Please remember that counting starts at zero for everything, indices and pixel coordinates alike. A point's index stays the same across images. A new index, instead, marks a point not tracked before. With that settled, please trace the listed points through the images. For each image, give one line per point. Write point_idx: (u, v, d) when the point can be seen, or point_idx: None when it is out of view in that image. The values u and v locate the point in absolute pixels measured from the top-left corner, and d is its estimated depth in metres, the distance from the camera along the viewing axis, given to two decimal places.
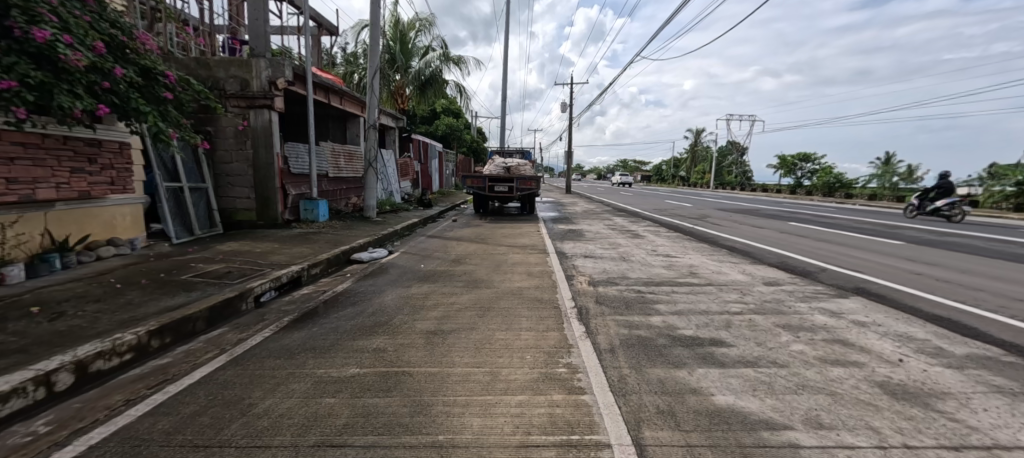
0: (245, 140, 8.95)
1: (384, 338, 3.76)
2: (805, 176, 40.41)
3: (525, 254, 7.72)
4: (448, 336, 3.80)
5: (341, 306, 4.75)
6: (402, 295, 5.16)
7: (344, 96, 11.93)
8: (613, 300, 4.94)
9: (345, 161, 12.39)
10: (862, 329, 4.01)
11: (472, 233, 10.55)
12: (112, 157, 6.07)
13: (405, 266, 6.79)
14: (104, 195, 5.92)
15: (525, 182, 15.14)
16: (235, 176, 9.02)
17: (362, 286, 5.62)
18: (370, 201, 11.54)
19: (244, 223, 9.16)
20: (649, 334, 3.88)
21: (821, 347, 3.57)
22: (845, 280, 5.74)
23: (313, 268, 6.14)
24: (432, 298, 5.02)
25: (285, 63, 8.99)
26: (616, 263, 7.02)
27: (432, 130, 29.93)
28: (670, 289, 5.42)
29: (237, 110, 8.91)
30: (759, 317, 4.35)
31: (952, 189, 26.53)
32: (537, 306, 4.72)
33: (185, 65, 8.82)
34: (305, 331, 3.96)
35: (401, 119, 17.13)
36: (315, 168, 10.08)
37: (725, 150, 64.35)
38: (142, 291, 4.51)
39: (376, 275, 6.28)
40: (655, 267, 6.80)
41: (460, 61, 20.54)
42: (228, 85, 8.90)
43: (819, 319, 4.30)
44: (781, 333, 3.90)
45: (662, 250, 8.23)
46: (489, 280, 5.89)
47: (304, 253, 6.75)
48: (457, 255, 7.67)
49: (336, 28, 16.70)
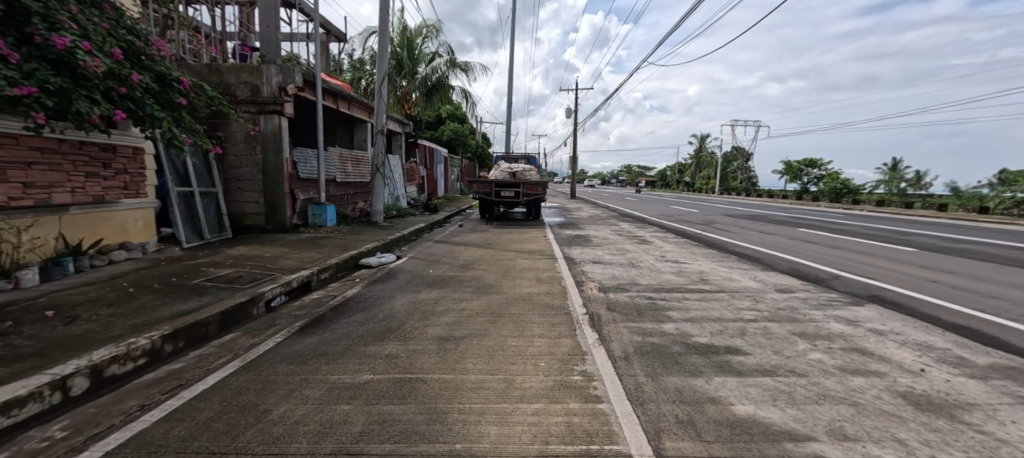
0: (255, 145, 9.02)
1: (397, 344, 3.74)
2: (812, 182, 40.21)
3: (533, 260, 7.69)
4: (460, 342, 3.78)
5: (351, 311, 4.75)
6: (412, 301, 5.14)
7: (352, 101, 12.01)
8: (624, 307, 4.89)
9: (353, 166, 12.46)
10: (880, 338, 3.96)
11: (479, 238, 10.53)
12: (126, 162, 6.11)
13: (414, 271, 6.79)
14: (117, 199, 5.96)
15: (531, 187, 15.17)
16: (244, 180, 9.07)
17: (372, 291, 5.61)
18: (378, 206, 11.57)
19: (252, 227, 9.20)
20: (663, 341, 3.83)
21: (839, 356, 3.53)
22: (859, 288, 5.67)
23: (322, 273, 6.14)
24: (441, 304, 5.00)
25: (295, 69, 9.02)
26: (625, 269, 6.98)
27: (437, 135, 30.06)
28: (682, 296, 5.38)
29: (248, 115, 9.00)
30: (773, 325, 4.29)
31: (960, 196, 26.39)
32: (549, 312, 4.68)
33: (197, 71, 8.90)
34: (317, 336, 3.95)
35: (408, 124, 17.19)
36: (323, 173, 10.11)
37: (730, 156, 64.34)
38: (154, 295, 4.52)
39: (385, 280, 6.28)
40: (665, 273, 6.76)
41: (467, 66, 20.66)
42: (239, 90, 8.98)
43: (835, 327, 4.25)
44: (798, 341, 3.85)
45: (671, 256, 8.19)
46: (499, 286, 5.86)
47: (314, 258, 6.76)
48: (465, 260, 7.66)
49: (344, 34, 16.83)
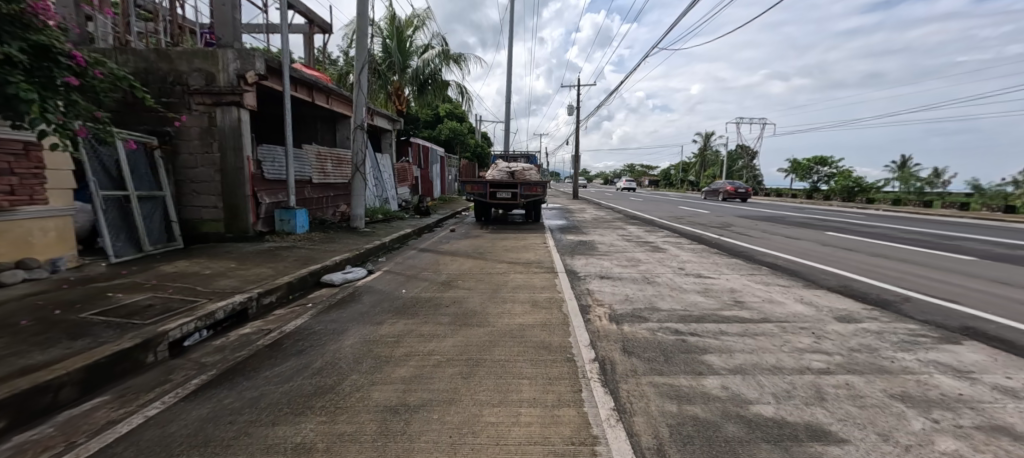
0: (211, 141, 7.89)
1: (320, 422, 2.53)
2: (822, 180, 38.87)
3: (529, 275, 6.48)
4: (413, 419, 2.57)
5: (283, 355, 3.55)
6: (368, 338, 3.95)
7: (329, 94, 10.88)
8: (646, 349, 3.69)
9: (333, 166, 11.31)
10: (1022, 405, 2.75)
11: (470, 246, 9.34)
12: (14, 159, 4.95)
13: (385, 291, 5.61)
14: (6, 206, 4.84)
15: (531, 188, 13.92)
16: (200, 182, 7.94)
17: (323, 321, 4.42)
18: (358, 210, 10.39)
19: (210, 236, 8.03)
20: (709, 413, 2.64)
21: (986, 445, 2.33)
22: (943, 317, 4.46)
23: (266, 297, 4.96)
24: (404, 343, 3.80)
25: (255, 54, 7.89)
26: (639, 287, 5.77)
27: (434, 135, 28.93)
28: (719, 329, 4.17)
29: (202, 108, 7.84)
30: (859, 382, 3.08)
31: (983, 193, 25.08)
32: (544, 358, 3.48)
33: (145, 57, 7.78)
34: (212, 406, 2.74)
35: (398, 122, 15.92)
36: (292, 173, 8.93)
37: (736, 155, 63.07)
38: (12, 338, 3.35)
39: (345, 304, 5.08)
40: (689, 292, 5.54)
41: (461, 59, 19.44)
42: (192, 79, 7.83)
43: (946, 385, 3.04)
44: (906, 414, 2.65)
45: (692, 269, 6.98)
46: (483, 313, 4.66)
47: (263, 276, 5.58)
48: (448, 275, 6.47)
49: (329, 25, 15.66)
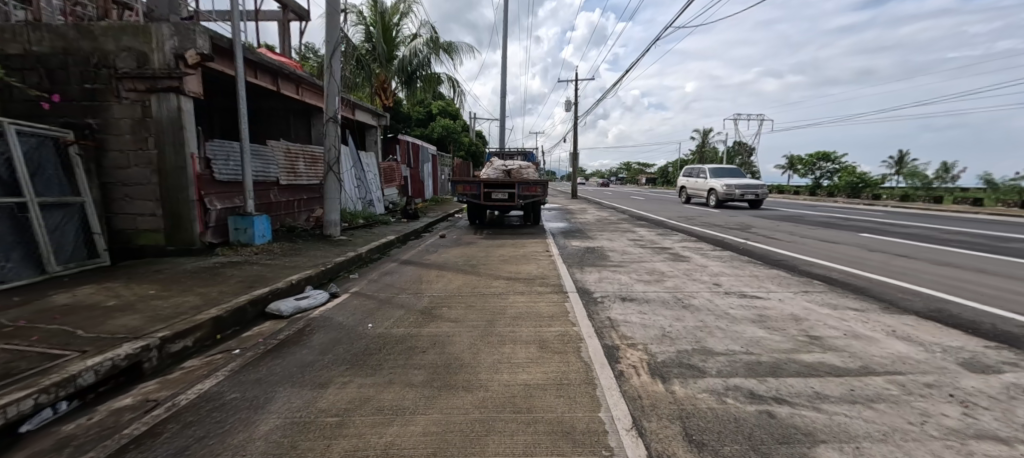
0: (145, 136, 6.53)
1: None
2: (825, 176, 37.88)
3: (531, 296, 5.22)
4: None
5: None
6: (298, 415, 2.63)
7: (298, 82, 9.54)
8: (721, 433, 2.41)
9: (305, 166, 9.97)
10: None
11: (460, 255, 8.06)
12: None
13: (346, 325, 4.30)
14: None
15: (529, 188, 12.59)
16: (134, 185, 6.58)
17: (245, 381, 3.09)
18: (333, 215, 9.04)
19: (148, 249, 6.68)
20: None
21: None
22: None
23: (175, 342, 3.62)
24: (350, 428, 2.48)
25: (195, 29, 6.52)
26: (675, 315, 4.49)
27: (426, 132, 27.72)
28: (814, 391, 2.89)
29: (133, 95, 6.48)
30: None
31: (997, 189, 24.00)
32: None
33: (61, 34, 6.38)
34: None
35: (383, 116, 14.60)
36: (249, 173, 7.58)
37: (735, 152, 61.86)
38: None
39: (287, 347, 3.77)
40: (742, 322, 4.27)
41: (452, 48, 18.11)
42: (120, 60, 6.45)
43: None
44: None
45: (730, 285, 5.73)
46: (472, 363, 3.35)
47: (183, 308, 4.23)
48: (430, 299, 5.15)
49: (306, 11, 14.29)
